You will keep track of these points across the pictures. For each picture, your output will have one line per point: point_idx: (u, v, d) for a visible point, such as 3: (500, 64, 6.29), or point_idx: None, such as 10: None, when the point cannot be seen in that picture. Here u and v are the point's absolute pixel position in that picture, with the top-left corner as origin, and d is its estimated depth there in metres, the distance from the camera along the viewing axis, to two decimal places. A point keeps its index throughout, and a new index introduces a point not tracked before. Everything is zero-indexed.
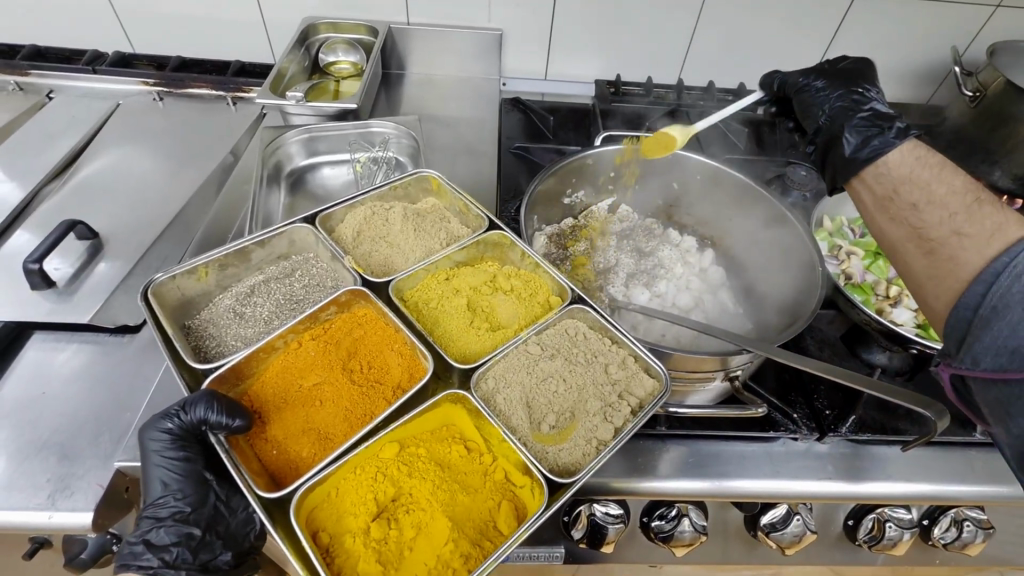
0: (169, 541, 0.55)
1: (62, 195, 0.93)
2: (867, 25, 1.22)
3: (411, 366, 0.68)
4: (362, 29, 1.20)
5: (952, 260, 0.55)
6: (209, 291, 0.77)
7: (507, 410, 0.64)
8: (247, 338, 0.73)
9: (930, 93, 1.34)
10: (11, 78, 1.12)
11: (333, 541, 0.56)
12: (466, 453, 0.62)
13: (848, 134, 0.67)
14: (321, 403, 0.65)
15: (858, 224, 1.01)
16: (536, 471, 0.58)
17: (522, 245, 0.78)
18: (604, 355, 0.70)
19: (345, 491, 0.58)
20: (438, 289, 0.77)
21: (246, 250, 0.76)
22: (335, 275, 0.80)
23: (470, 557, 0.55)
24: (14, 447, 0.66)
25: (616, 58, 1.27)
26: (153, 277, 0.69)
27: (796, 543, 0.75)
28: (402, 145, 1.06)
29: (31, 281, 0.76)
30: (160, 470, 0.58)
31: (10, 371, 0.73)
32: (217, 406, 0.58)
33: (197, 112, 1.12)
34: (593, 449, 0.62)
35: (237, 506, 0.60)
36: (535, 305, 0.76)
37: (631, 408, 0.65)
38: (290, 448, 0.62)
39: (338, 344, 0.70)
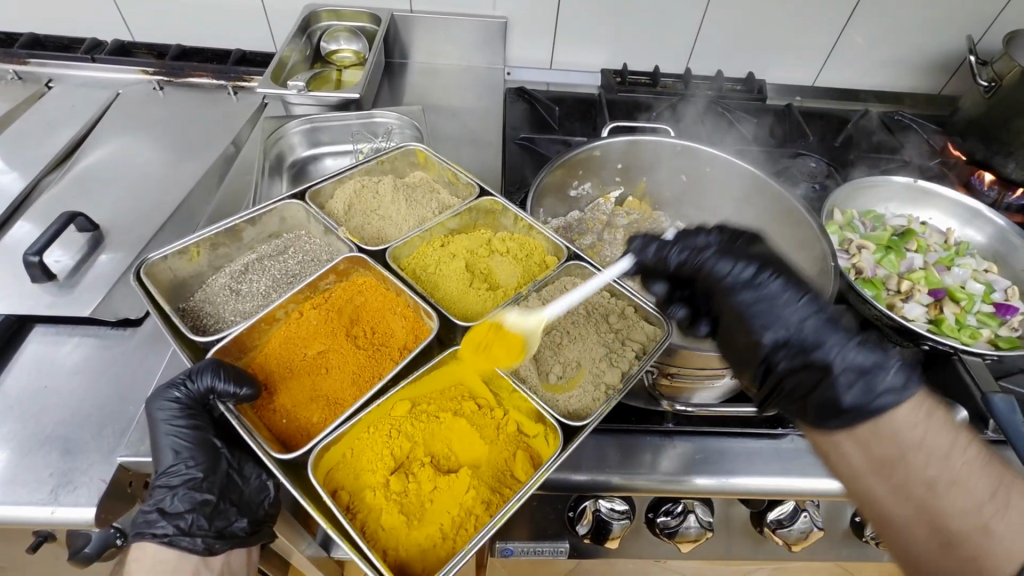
0: (183, 508, 0.56)
1: (61, 186, 0.92)
2: (880, 13, 1.19)
3: (415, 328, 0.69)
4: (364, 17, 1.18)
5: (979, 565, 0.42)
6: (201, 271, 0.75)
7: (514, 361, 0.65)
8: (247, 313, 0.73)
9: (943, 84, 1.32)
10: (9, 67, 1.11)
11: (352, 499, 0.55)
12: (478, 408, 0.62)
13: (818, 363, 0.52)
14: (328, 370, 0.65)
15: (869, 217, 1.00)
16: (550, 417, 0.59)
17: (514, 209, 0.78)
18: (605, 307, 0.72)
19: (360, 450, 0.57)
20: (434, 255, 0.76)
21: (236, 229, 0.75)
22: (331, 249, 0.80)
23: (492, 503, 0.55)
24: (16, 441, 0.66)
25: (623, 47, 1.25)
26: (145, 257, 0.68)
27: (802, 540, 0.75)
28: (405, 135, 1.04)
29: (31, 274, 0.75)
30: (170, 439, 0.58)
31: (12, 365, 0.73)
32: (224, 374, 0.58)
33: (198, 102, 1.11)
34: (602, 394, 0.63)
35: (249, 475, 0.60)
36: (532, 265, 0.77)
37: (636, 352, 0.67)
38: (298, 416, 0.61)
39: (340, 310, 0.70)
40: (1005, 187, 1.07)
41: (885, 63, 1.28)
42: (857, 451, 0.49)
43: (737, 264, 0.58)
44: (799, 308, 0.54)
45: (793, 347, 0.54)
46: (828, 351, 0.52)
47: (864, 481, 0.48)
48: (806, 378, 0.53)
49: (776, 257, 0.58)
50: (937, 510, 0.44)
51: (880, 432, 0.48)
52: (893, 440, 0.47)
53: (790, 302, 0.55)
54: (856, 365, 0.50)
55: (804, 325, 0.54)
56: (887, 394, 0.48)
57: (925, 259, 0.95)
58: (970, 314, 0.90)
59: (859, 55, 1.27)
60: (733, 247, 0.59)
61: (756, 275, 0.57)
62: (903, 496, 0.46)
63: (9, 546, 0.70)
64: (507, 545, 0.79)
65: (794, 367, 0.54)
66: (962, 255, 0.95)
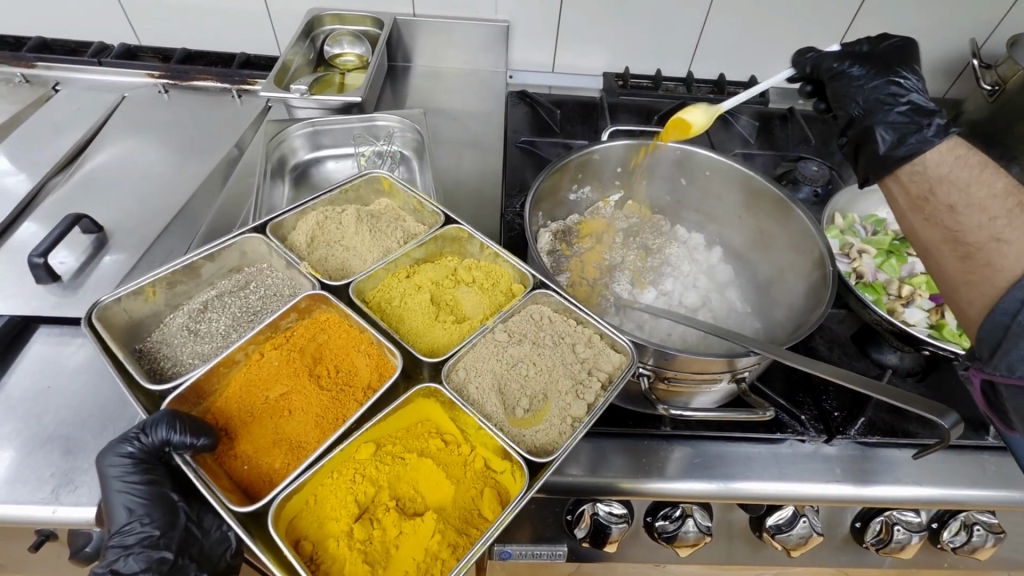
0: (137, 568, 0.53)
1: (68, 186, 0.93)
2: (883, 17, 1.19)
3: (379, 366, 0.69)
4: (367, 21, 1.19)
5: (988, 267, 0.55)
6: (158, 311, 0.74)
7: (480, 398, 0.63)
8: (205, 355, 0.72)
9: (947, 87, 1.31)
10: (18, 70, 1.12)
11: (316, 549, 0.55)
12: (444, 445, 0.62)
13: (882, 132, 0.65)
14: (291, 412, 0.65)
15: (870, 221, 0.99)
16: (515, 454, 0.58)
17: (479, 237, 0.78)
18: (570, 337, 0.70)
19: (324, 497, 0.57)
20: (399, 287, 0.76)
21: (194, 266, 0.75)
22: (293, 283, 0.80)
23: (458, 546, 0.55)
24: (20, 440, 0.66)
25: (625, 50, 1.25)
26: (98, 300, 0.67)
27: (802, 545, 0.74)
28: (406, 138, 1.05)
29: (36, 275, 0.76)
30: (124, 497, 0.56)
31: (16, 365, 0.73)
32: (180, 426, 0.57)
33: (203, 105, 1.12)
34: (568, 427, 0.62)
35: (209, 526, 0.58)
36: (498, 294, 0.76)
37: (601, 382, 0.65)
38: (261, 462, 0.61)
39: (302, 350, 0.69)
40: None
41: None
42: (902, 191, 0.64)
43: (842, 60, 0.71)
44: (871, 85, 0.68)
45: (858, 124, 0.68)
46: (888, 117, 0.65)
47: (910, 221, 0.64)
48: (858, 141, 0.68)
49: (906, 69, 0.69)
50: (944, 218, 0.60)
51: (916, 170, 0.63)
52: (925, 175, 0.62)
53: (874, 78, 0.68)
54: (896, 125, 0.65)
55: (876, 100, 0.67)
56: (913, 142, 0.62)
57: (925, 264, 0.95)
58: None
59: None
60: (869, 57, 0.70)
61: (851, 68, 0.70)
62: (933, 224, 0.61)
63: (12, 545, 0.71)
64: (506, 548, 0.79)
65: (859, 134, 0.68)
66: None
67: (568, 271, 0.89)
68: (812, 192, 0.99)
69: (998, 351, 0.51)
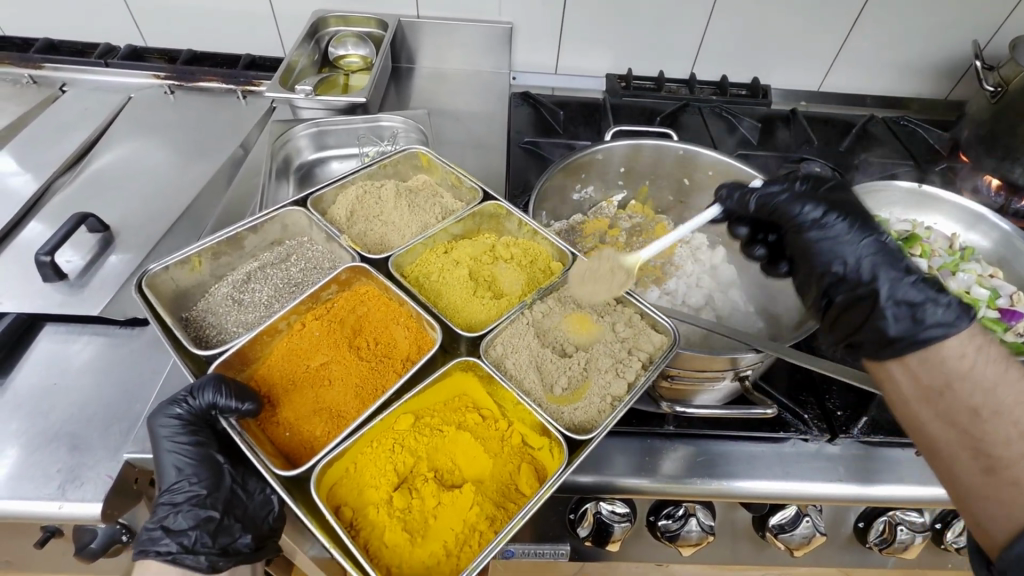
0: (187, 525, 0.55)
1: (75, 186, 0.94)
2: (885, 20, 1.19)
3: (418, 340, 0.69)
4: (372, 23, 1.20)
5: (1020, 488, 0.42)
6: (203, 281, 0.76)
7: (518, 373, 0.64)
8: (250, 324, 0.73)
9: (950, 88, 1.31)
10: (25, 71, 1.13)
11: (355, 516, 0.55)
12: (481, 420, 0.62)
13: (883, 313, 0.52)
14: (331, 381, 0.65)
15: None
16: (555, 430, 0.58)
17: (518, 214, 0.78)
18: (610, 314, 0.70)
19: (363, 465, 0.58)
20: (437, 262, 0.77)
21: (238, 237, 0.75)
22: (333, 256, 0.80)
23: (496, 519, 0.56)
24: (25, 438, 0.67)
25: (628, 52, 1.26)
26: (147, 269, 0.68)
27: (805, 545, 0.74)
28: (410, 138, 1.05)
29: (42, 273, 0.77)
30: (173, 456, 0.58)
31: (22, 362, 0.74)
32: (226, 391, 0.58)
33: (208, 106, 1.12)
34: (608, 405, 0.62)
35: (253, 490, 0.60)
36: (536, 272, 0.77)
37: (642, 362, 0.65)
38: (302, 429, 0.62)
39: (342, 322, 0.70)
40: (1012, 193, 1.06)
41: (891, 69, 1.28)
42: (907, 378, 0.51)
43: (812, 204, 0.58)
44: (852, 247, 0.55)
45: (852, 286, 0.55)
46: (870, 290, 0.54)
47: (912, 408, 0.50)
48: (860, 313, 0.54)
49: (877, 215, 0.58)
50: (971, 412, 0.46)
51: (929, 359, 0.49)
52: (939, 368, 0.49)
53: (857, 233, 0.56)
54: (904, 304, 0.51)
55: (850, 266, 0.55)
56: (938, 326, 0.49)
57: (929, 263, 0.95)
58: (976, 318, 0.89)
59: (865, 59, 1.27)
60: (841, 203, 0.58)
61: (823, 217, 0.58)
62: (947, 422, 0.47)
63: (17, 541, 0.71)
64: (509, 547, 0.79)
65: (851, 303, 0.55)
66: (966, 260, 0.95)
67: None
68: None
69: None
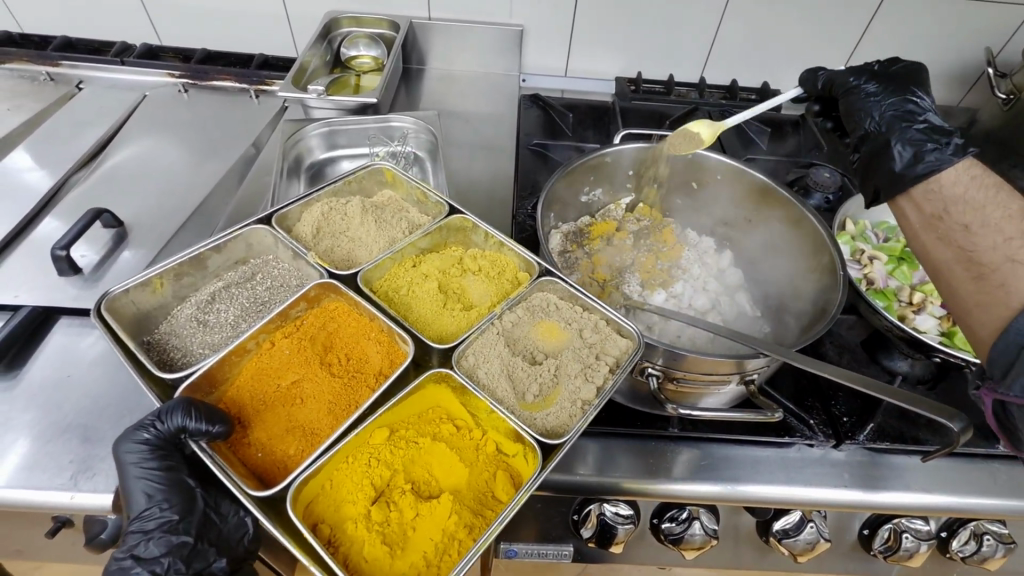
0: (159, 552, 0.54)
1: (91, 181, 0.95)
2: (897, 26, 1.19)
3: (390, 354, 0.70)
4: (384, 24, 1.21)
5: (1003, 287, 0.52)
6: (165, 303, 0.75)
7: (491, 383, 0.64)
8: (215, 344, 0.73)
9: (962, 95, 1.30)
10: (43, 68, 1.15)
11: (334, 532, 0.56)
12: (455, 431, 0.63)
13: (899, 148, 0.64)
14: (303, 399, 0.66)
15: (882, 228, 0.99)
16: (529, 435, 0.58)
17: (484, 226, 0.80)
18: (577, 322, 0.71)
19: (340, 481, 0.58)
20: (407, 277, 0.77)
21: (201, 257, 0.76)
22: (300, 274, 0.81)
23: (474, 527, 0.56)
24: (37, 429, 0.68)
25: (638, 55, 1.26)
26: (107, 292, 0.68)
27: (808, 551, 0.74)
28: (420, 139, 1.07)
29: (58, 267, 0.78)
30: (143, 483, 0.57)
31: (36, 355, 0.75)
32: (195, 413, 0.58)
33: (221, 105, 1.14)
34: (579, 409, 0.63)
35: (227, 512, 0.60)
36: (504, 283, 0.77)
37: (609, 365, 0.66)
38: (275, 450, 0.62)
39: (313, 339, 0.70)
40: None
41: None
42: (915, 212, 0.63)
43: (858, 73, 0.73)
44: (886, 105, 0.69)
45: (874, 138, 0.68)
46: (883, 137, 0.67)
47: (920, 238, 0.62)
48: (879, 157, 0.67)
49: (920, 89, 0.70)
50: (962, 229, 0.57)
51: (931, 189, 0.61)
52: (940, 196, 0.60)
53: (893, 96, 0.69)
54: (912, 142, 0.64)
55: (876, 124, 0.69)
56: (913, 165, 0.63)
57: None
58: None
59: None
60: (890, 79, 0.71)
61: (865, 83, 0.72)
62: (946, 243, 0.58)
63: (29, 531, 0.72)
64: (511, 547, 0.79)
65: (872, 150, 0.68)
66: None
67: (578, 271, 0.89)
68: (824, 198, 0.99)
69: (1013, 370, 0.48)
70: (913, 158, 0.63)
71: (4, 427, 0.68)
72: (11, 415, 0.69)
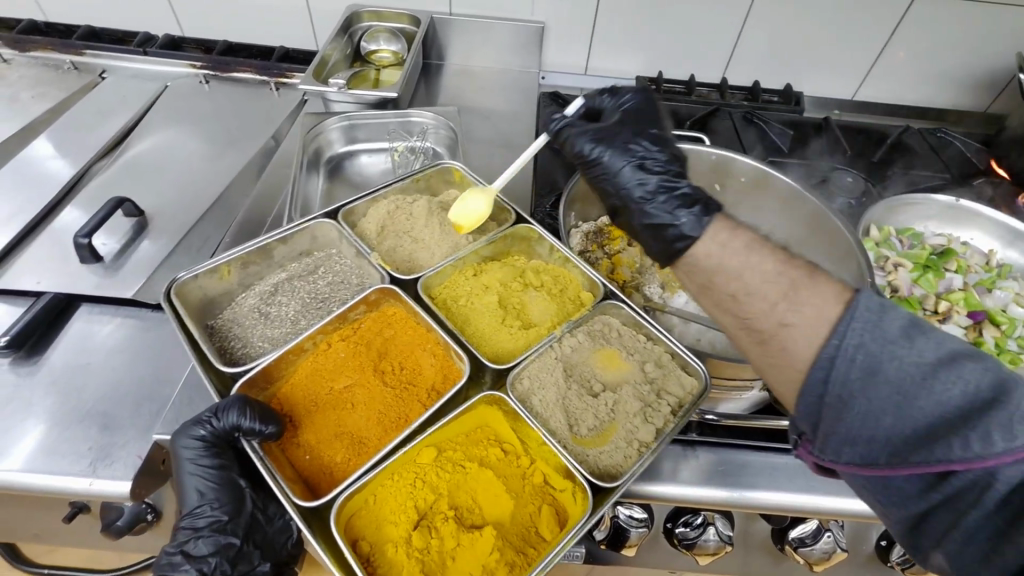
0: (207, 551, 0.55)
1: (112, 171, 0.96)
2: (926, 29, 1.17)
3: (445, 369, 0.71)
4: (405, 19, 1.20)
5: (784, 353, 0.45)
6: (229, 290, 0.80)
7: (544, 412, 0.66)
8: (273, 339, 0.76)
9: (990, 100, 1.28)
10: (67, 57, 1.16)
11: (373, 551, 0.57)
12: (503, 456, 0.64)
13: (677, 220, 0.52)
14: (353, 405, 0.67)
15: (907, 234, 0.97)
16: (580, 476, 0.59)
17: (550, 240, 0.81)
18: (642, 353, 0.72)
19: (383, 498, 0.59)
20: (467, 285, 0.79)
21: (267, 248, 0.79)
22: (361, 273, 0.83)
23: (515, 565, 0.57)
24: (57, 415, 0.68)
25: (660, 54, 1.25)
26: (176, 277, 0.73)
27: (825, 560, 0.73)
28: (440, 135, 1.06)
29: (80, 255, 0.79)
30: (196, 479, 0.58)
31: (56, 341, 0.76)
32: (250, 412, 0.60)
33: (241, 96, 1.14)
34: (635, 451, 0.63)
35: (273, 514, 0.61)
36: (567, 302, 0.78)
37: (671, 408, 0.67)
38: (322, 454, 0.64)
39: (369, 345, 0.72)
40: None
41: (929, 79, 1.25)
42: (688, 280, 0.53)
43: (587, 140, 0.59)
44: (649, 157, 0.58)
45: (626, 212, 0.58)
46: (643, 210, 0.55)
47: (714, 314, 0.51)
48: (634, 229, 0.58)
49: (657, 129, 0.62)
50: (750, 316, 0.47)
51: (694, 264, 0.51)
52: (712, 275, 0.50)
53: (618, 156, 0.58)
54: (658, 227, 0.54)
55: (637, 191, 0.56)
56: (680, 241, 0.52)
57: (965, 280, 0.93)
58: (1010, 339, 0.89)
59: (903, 69, 1.24)
60: (606, 133, 0.59)
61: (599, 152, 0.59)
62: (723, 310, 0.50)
63: (46, 515, 0.73)
64: None
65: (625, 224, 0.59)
66: (1004, 277, 0.94)
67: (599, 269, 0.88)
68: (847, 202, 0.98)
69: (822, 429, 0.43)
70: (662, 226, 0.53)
71: (24, 412, 0.68)
72: (31, 400, 0.70)
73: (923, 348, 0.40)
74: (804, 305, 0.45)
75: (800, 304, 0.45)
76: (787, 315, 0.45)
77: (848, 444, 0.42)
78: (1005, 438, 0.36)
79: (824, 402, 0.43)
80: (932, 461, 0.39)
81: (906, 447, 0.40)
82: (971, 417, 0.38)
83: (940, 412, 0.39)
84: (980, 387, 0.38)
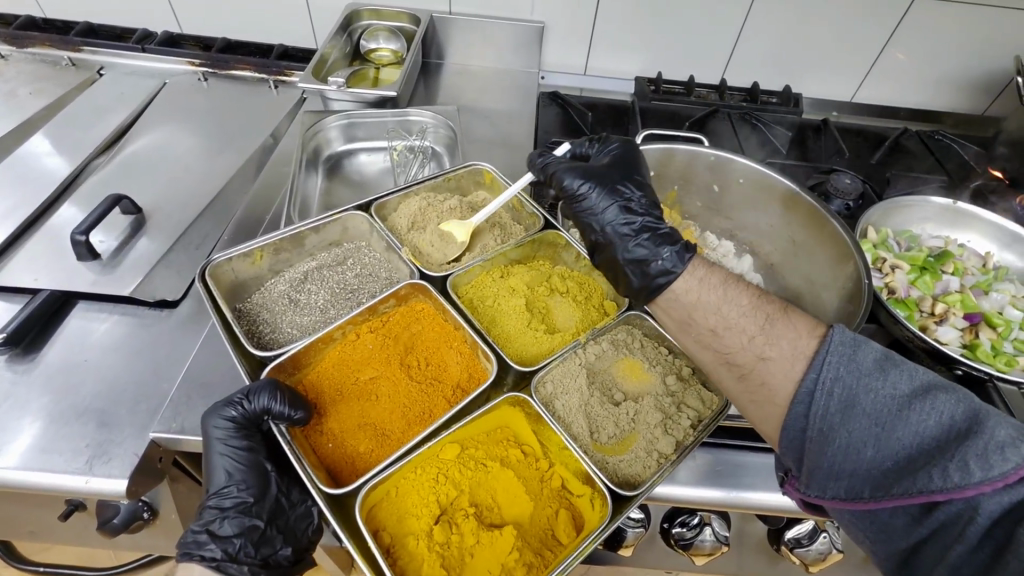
0: (232, 532, 0.56)
1: (110, 168, 0.96)
2: (923, 32, 1.17)
3: (470, 367, 0.71)
4: (404, 18, 1.20)
5: (764, 386, 0.50)
6: (260, 274, 0.81)
7: (566, 416, 0.66)
8: (303, 327, 0.76)
9: (987, 104, 1.28)
10: (66, 54, 1.16)
11: (393, 542, 0.58)
12: (523, 458, 0.65)
13: (660, 254, 0.58)
14: (377, 398, 0.68)
15: (904, 236, 0.98)
16: (600, 483, 0.59)
17: (577, 246, 0.82)
18: (662, 365, 0.73)
19: (406, 490, 0.60)
20: (494, 287, 0.79)
21: (300, 236, 0.80)
22: (390, 266, 0.84)
23: (533, 566, 0.58)
24: (54, 413, 0.68)
25: (659, 56, 1.25)
26: (211, 258, 0.74)
27: (820, 561, 0.73)
28: (439, 134, 1.06)
29: (77, 252, 0.78)
30: (225, 459, 0.59)
31: (53, 339, 0.75)
32: (280, 397, 0.61)
33: (240, 94, 1.14)
34: (654, 462, 0.63)
35: (296, 500, 0.61)
36: (591, 310, 0.79)
37: (691, 422, 0.66)
38: (346, 443, 0.65)
39: (396, 338, 0.73)
40: None
41: (927, 82, 1.26)
42: (666, 316, 0.60)
43: (573, 176, 0.63)
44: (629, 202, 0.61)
45: (603, 249, 0.62)
46: (627, 238, 0.60)
47: (683, 343, 0.59)
48: (614, 267, 0.62)
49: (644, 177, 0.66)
50: (726, 351, 0.54)
51: (670, 301, 0.58)
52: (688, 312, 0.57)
53: (604, 196, 0.61)
54: (637, 260, 0.59)
55: (621, 230, 0.60)
56: (663, 277, 0.58)
57: (961, 281, 0.94)
58: (1007, 340, 0.89)
59: (901, 71, 1.24)
60: (595, 172, 0.63)
61: (582, 187, 0.63)
62: (703, 345, 0.56)
63: (42, 513, 0.73)
64: None
65: (606, 260, 0.63)
66: (1000, 279, 0.95)
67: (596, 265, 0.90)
68: (844, 206, 0.95)
69: (811, 466, 0.46)
70: (647, 260, 0.58)
71: (19, 410, 0.68)
72: (26, 398, 0.69)
73: (897, 381, 0.44)
74: (782, 340, 0.51)
75: (775, 339, 0.51)
76: (765, 349, 0.51)
77: (833, 479, 0.45)
78: (982, 467, 0.39)
79: (808, 436, 0.46)
80: (913, 492, 0.41)
81: (886, 478, 0.43)
82: (946, 447, 0.41)
83: (915, 441, 0.42)
84: (953, 419, 0.41)
